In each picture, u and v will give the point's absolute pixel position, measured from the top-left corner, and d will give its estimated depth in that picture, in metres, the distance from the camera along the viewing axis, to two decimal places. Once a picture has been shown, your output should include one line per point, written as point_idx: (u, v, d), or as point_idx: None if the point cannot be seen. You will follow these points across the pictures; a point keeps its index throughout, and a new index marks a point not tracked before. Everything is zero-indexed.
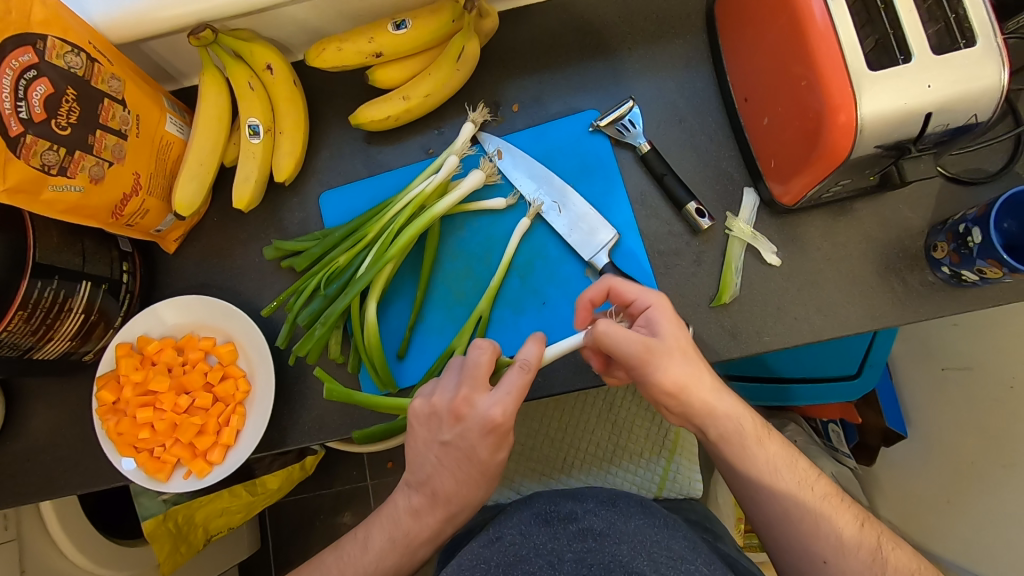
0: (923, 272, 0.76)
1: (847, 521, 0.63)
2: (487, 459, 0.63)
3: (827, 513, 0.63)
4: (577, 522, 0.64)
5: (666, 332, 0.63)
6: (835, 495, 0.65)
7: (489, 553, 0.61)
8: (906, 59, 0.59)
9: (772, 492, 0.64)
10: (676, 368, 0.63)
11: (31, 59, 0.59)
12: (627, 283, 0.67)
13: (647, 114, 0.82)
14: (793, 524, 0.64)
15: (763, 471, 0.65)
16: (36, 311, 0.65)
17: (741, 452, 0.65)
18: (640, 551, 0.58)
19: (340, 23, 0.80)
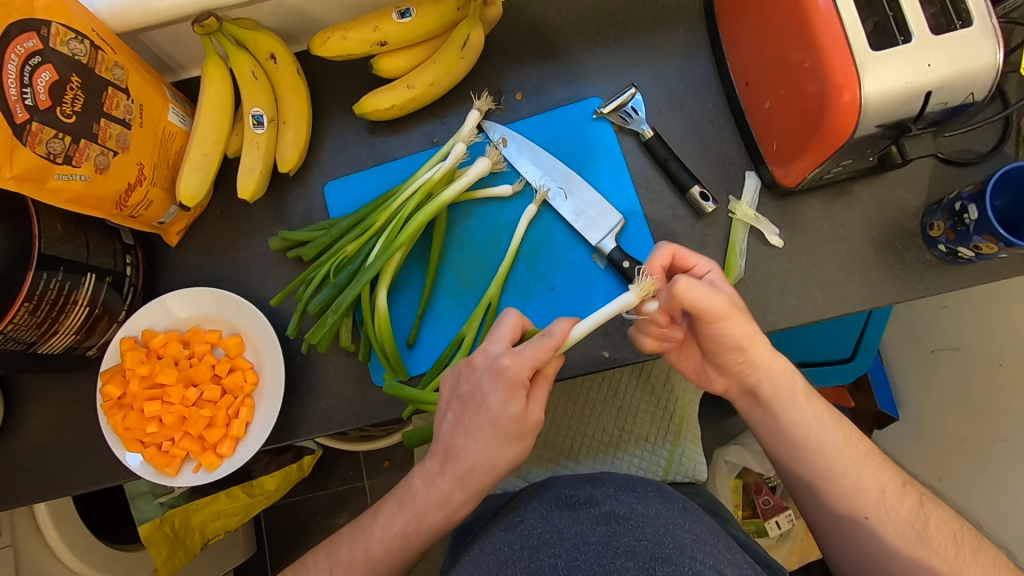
0: (920, 251, 0.78)
1: (889, 480, 0.64)
2: (497, 410, 0.62)
3: (868, 469, 0.64)
4: (598, 507, 0.64)
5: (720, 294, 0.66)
6: (877, 456, 0.65)
7: (511, 537, 0.63)
8: (906, 40, 0.61)
9: (816, 448, 0.65)
10: (745, 321, 0.64)
11: (36, 45, 0.58)
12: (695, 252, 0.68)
13: (649, 100, 0.83)
14: (834, 479, 0.64)
15: (810, 426, 0.66)
16: (42, 303, 0.64)
17: (788, 405, 0.66)
18: (664, 533, 0.59)
19: (341, 13, 0.80)
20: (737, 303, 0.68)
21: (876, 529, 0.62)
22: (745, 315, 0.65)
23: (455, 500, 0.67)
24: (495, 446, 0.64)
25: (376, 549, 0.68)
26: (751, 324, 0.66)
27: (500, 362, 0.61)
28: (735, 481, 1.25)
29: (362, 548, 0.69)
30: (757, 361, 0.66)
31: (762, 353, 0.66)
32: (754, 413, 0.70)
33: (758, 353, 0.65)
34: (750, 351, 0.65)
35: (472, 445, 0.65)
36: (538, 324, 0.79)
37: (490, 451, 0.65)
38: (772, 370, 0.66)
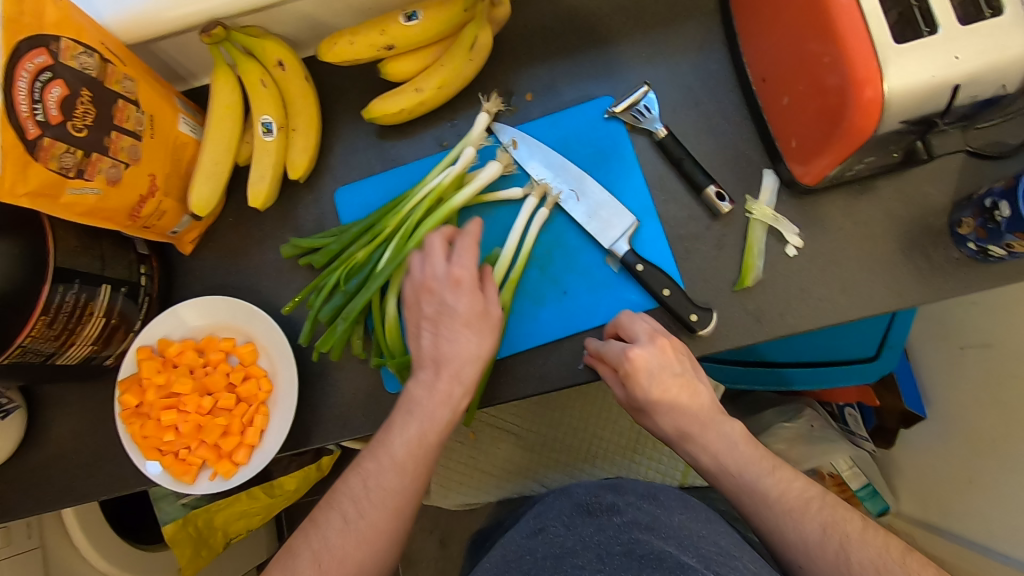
0: (947, 249, 0.75)
1: (811, 528, 0.58)
2: (469, 310, 0.67)
3: (792, 516, 0.59)
4: (620, 515, 0.63)
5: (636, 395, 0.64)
6: (801, 505, 0.60)
7: (533, 545, 0.62)
8: (932, 31, 0.58)
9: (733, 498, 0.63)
10: (661, 418, 0.64)
11: (46, 61, 0.58)
12: (612, 346, 0.66)
13: (663, 98, 0.81)
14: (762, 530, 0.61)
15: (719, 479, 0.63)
16: (58, 316, 0.64)
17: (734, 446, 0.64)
18: (687, 549, 0.58)
19: (349, 17, 0.79)
20: (676, 405, 0.63)
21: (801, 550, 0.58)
22: (636, 412, 0.67)
23: (455, 392, 0.66)
24: (477, 336, 0.67)
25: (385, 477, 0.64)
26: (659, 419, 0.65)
27: (432, 271, 0.69)
28: None
29: (392, 461, 0.64)
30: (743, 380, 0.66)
31: (676, 426, 0.64)
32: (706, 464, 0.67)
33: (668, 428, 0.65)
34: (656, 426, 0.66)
35: (460, 344, 0.67)
36: (550, 330, 0.78)
37: (456, 343, 0.67)
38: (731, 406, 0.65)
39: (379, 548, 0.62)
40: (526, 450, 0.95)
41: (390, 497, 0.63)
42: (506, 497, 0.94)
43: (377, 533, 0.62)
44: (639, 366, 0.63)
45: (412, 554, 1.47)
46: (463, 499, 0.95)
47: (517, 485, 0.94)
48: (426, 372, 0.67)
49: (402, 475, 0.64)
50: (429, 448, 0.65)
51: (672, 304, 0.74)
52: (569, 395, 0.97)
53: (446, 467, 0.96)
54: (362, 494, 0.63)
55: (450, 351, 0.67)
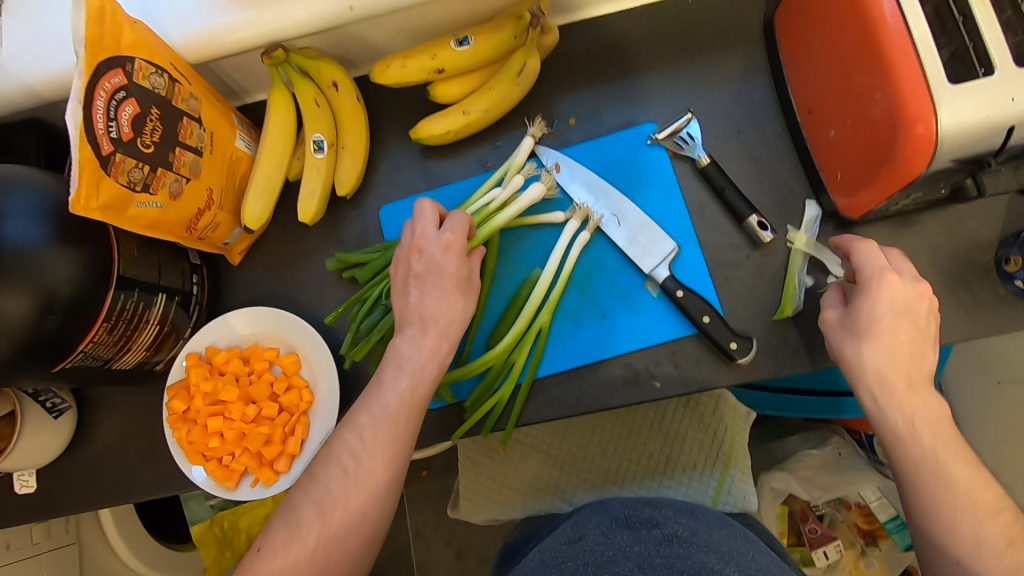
0: (993, 285, 0.74)
1: (995, 532, 0.55)
2: (456, 271, 0.70)
3: (966, 513, 0.57)
4: (660, 528, 0.66)
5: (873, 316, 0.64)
6: (992, 506, 0.57)
7: (571, 553, 0.64)
8: (988, 72, 0.58)
9: (912, 490, 0.60)
10: (876, 351, 0.64)
11: (121, 81, 0.61)
12: (868, 253, 0.67)
13: (705, 126, 0.82)
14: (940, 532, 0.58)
15: (921, 464, 0.60)
16: (118, 322, 0.67)
17: (895, 441, 0.62)
18: (729, 562, 0.60)
19: (401, 40, 0.81)
20: (904, 334, 0.64)
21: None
22: (846, 335, 0.66)
23: (442, 347, 0.68)
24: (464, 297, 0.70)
25: (380, 431, 0.63)
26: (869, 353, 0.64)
27: (422, 232, 0.72)
28: (781, 508, 1.20)
29: (385, 413, 0.64)
30: (863, 368, 0.64)
31: (877, 363, 0.63)
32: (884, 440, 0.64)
33: (867, 363, 0.64)
34: (858, 359, 0.64)
35: (448, 302, 0.69)
36: (587, 352, 0.79)
37: (440, 300, 0.69)
38: (891, 392, 0.62)
39: (378, 499, 0.62)
40: (553, 468, 0.95)
41: (387, 447, 0.63)
42: (533, 514, 0.94)
43: (375, 484, 0.62)
44: (891, 284, 0.64)
45: (428, 564, 1.47)
46: (491, 515, 0.96)
47: (544, 503, 0.94)
48: (412, 329, 0.69)
49: (395, 425, 0.64)
50: (420, 401, 0.66)
51: (711, 331, 0.74)
52: (598, 416, 0.97)
53: (475, 481, 0.97)
54: (359, 447, 0.62)
55: (437, 307, 0.69)
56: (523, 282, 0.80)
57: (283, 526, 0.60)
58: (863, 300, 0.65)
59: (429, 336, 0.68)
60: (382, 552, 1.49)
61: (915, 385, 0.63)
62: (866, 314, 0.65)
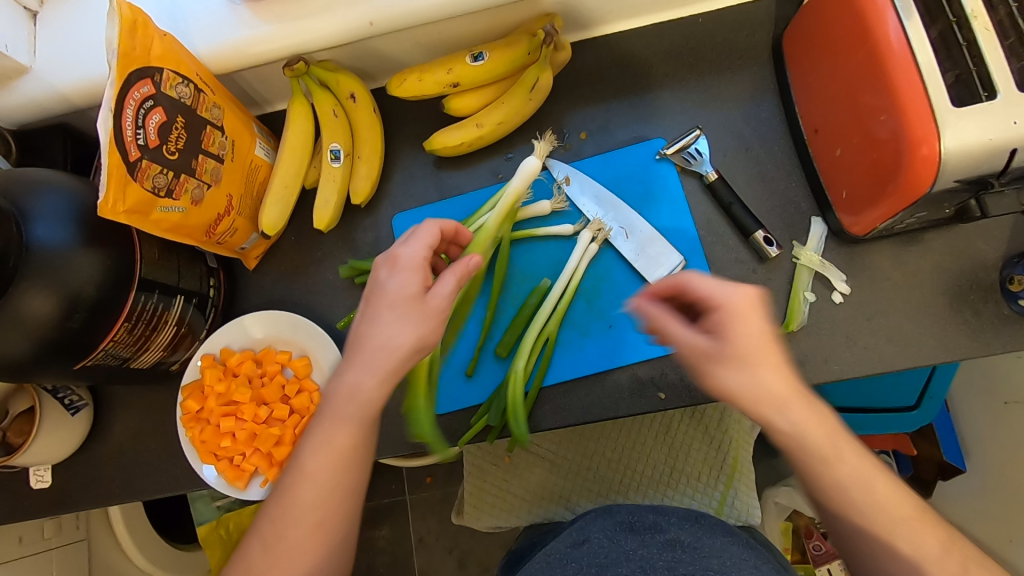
0: (998, 304, 0.75)
1: (932, 546, 0.50)
2: (402, 292, 0.58)
3: (903, 537, 0.51)
4: (663, 533, 0.66)
5: (734, 338, 0.51)
6: (920, 516, 0.51)
7: (576, 556, 0.65)
8: (991, 96, 0.59)
9: (850, 520, 0.52)
10: (735, 379, 0.51)
11: (149, 91, 0.63)
12: (701, 277, 0.54)
13: (713, 142, 0.84)
14: (869, 540, 0.52)
15: (848, 491, 0.51)
16: (138, 323, 0.69)
17: (820, 465, 0.51)
18: (731, 567, 0.61)
19: (417, 54, 0.84)
20: (759, 357, 0.51)
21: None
22: (707, 365, 0.52)
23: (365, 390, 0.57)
24: (408, 326, 0.58)
25: (297, 497, 0.56)
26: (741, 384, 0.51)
27: (397, 248, 0.61)
28: (785, 524, 1.21)
29: (301, 475, 0.56)
30: (766, 401, 0.51)
31: (777, 391, 0.50)
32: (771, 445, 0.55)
33: (773, 393, 0.50)
34: (763, 390, 0.50)
35: (387, 336, 0.57)
36: (593, 362, 0.80)
37: (393, 329, 0.57)
38: (811, 419, 0.51)
39: (312, 574, 0.56)
40: (558, 477, 0.96)
41: (307, 515, 0.55)
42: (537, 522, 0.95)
43: (292, 554, 0.55)
44: (745, 305, 0.52)
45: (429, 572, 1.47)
46: (495, 522, 0.96)
47: (548, 511, 0.95)
48: (352, 365, 0.57)
49: (314, 486, 0.55)
50: (356, 442, 0.57)
51: None
52: (602, 426, 0.98)
53: (481, 488, 0.98)
54: (278, 515, 0.56)
55: (373, 340, 0.57)
56: (532, 292, 0.82)
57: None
58: (734, 325, 0.51)
59: (365, 375, 0.57)
60: (385, 558, 1.49)
61: (812, 402, 0.52)
62: (735, 339, 0.51)
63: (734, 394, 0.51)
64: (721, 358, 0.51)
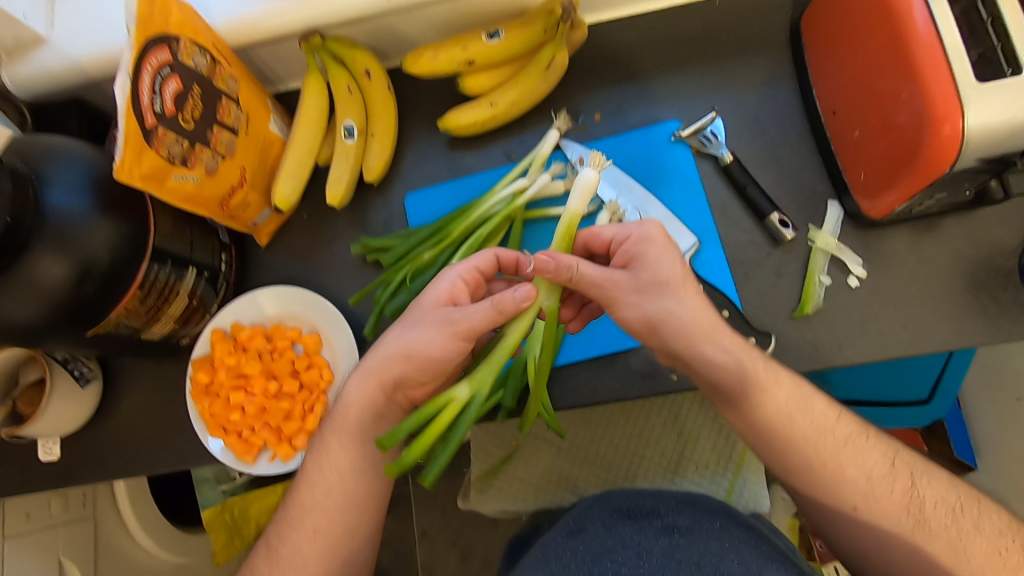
0: (1016, 291, 0.74)
1: (875, 462, 0.65)
2: (428, 304, 0.68)
3: (847, 455, 0.65)
4: (661, 518, 0.65)
5: (645, 263, 0.66)
6: (858, 435, 0.66)
7: (573, 543, 0.64)
8: (1015, 71, 0.59)
9: (799, 449, 0.65)
10: (652, 301, 0.65)
11: (166, 58, 0.63)
12: (607, 226, 0.71)
13: (729, 126, 0.83)
14: (815, 469, 0.65)
15: (788, 416, 0.65)
16: (151, 292, 0.69)
17: (761, 394, 0.65)
18: (729, 550, 0.61)
19: (433, 33, 0.84)
20: (675, 279, 0.66)
21: (867, 520, 0.63)
22: (633, 295, 0.65)
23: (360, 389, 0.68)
24: (414, 332, 0.67)
25: (317, 473, 0.69)
26: (656, 305, 0.65)
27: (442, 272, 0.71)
28: (792, 520, 1.19)
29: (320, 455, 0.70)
30: (687, 325, 0.64)
31: (692, 312, 0.65)
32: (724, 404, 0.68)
33: (686, 314, 0.64)
34: (680, 315, 0.65)
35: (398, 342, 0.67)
36: (606, 343, 0.79)
37: (400, 332, 0.68)
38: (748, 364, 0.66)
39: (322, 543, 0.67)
40: (566, 462, 0.95)
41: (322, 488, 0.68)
42: (544, 508, 0.94)
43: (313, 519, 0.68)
44: (660, 236, 0.67)
45: (432, 563, 1.47)
46: (501, 506, 0.95)
47: (556, 497, 0.94)
48: (357, 369, 0.70)
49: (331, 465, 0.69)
50: (354, 435, 0.69)
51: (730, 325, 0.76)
52: (610, 410, 0.97)
53: (487, 472, 0.97)
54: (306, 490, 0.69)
55: (387, 345, 0.68)
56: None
57: (261, 549, 0.69)
58: (647, 256, 0.66)
59: (359, 374, 0.69)
60: (387, 550, 1.49)
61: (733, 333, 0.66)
62: (650, 272, 0.66)
63: (653, 317, 0.65)
64: (637, 287, 0.65)
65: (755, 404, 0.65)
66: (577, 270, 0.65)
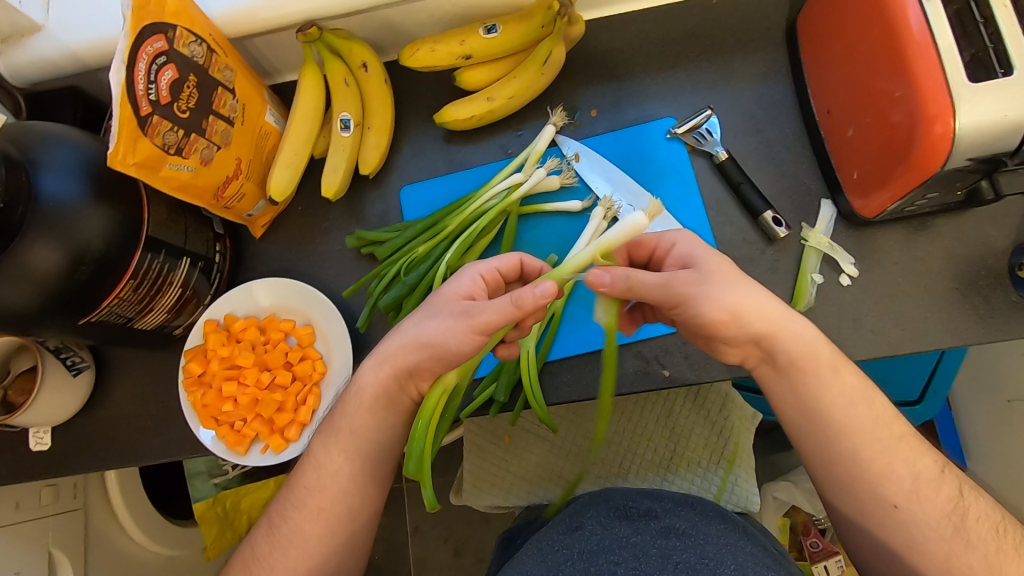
0: (1006, 291, 0.75)
1: (925, 466, 0.61)
2: (452, 294, 0.65)
3: (900, 454, 0.60)
4: (658, 520, 0.66)
5: (700, 260, 0.63)
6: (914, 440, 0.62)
7: (569, 541, 0.64)
8: (1007, 73, 0.59)
9: (849, 436, 0.61)
10: (723, 290, 0.61)
11: (163, 46, 0.63)
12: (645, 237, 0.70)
13: (725, 123, 0.84)
14: (861, 462, 0.60)
15: (837, 403, 0.61)
16: (144, 281, 0.69)
17: (825, 380, 0.61)
18: (726, 554, 0.61)
19: (430, 26, 0.84)
20: (731, 269, 0.63)
21: (905, 520, 0.59)
22: (702, 285, 0.61)
23: (373, 372, 0.66)
24: (435, 321, 0.63)
25: (324, 457, 0.68)
26: (731, 296, 0.60)
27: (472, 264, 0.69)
28: (783, 520, 1.19)
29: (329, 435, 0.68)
30: (762, 312, 0.61)
31: (760, 299, 0.61)
32: (773, 388, 0.65)
33: (759, 301, 0.61)
34: (753, 299, 0.61)
35: (419, 330, 0.64)
36: (598, 338, 0.80)
37: (417, 323, 0.65)
38: (819, 361, 0.62)
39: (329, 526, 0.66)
40: (558, 458, 0.96)
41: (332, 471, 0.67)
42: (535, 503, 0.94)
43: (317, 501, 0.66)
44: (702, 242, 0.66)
45: (425, 559, 1.47)
46: (493, 501, 0.95)
47: (547, 492, 0.94)
48: (374, 353, 0.68)
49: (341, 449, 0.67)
50: (370, 417, 0.67)
51: None
52: (602, 406, 0.98)
53: (479, 467, 0.98)
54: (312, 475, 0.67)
55: (410, 334, 0.65)
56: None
57: (263, 524, 0.69)
58: (697, 254, 0.64)
59: (374, 358, 0.67)
60: (379, 545, 1.49)
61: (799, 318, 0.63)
62: (707, 266, 0.63)
63: (735, 304, 0.60)
64: (704, 279, 0.61)
65: (817, 386, 0.61)
66: (634, 275, 0.62)
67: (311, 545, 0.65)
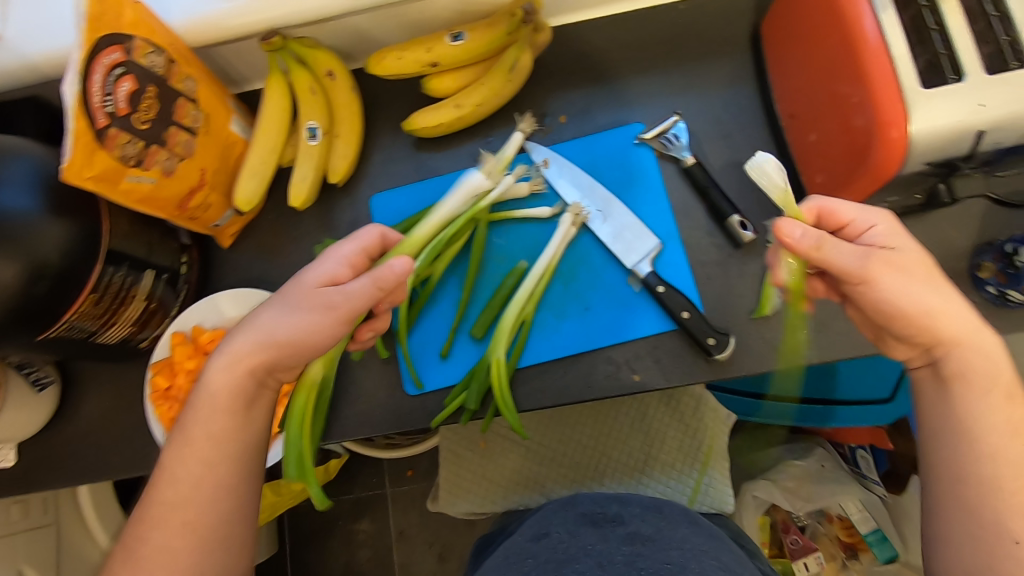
0: (968, 292, 0.76)
1: None
2: (345, 301, 0.62)
3: None
4: (624, 526, 0.67)
5: (905, 249, 0.57)
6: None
7: (536, 549, 0.65)
8: (959, 79, 0.60)
9: (988, 452, 0.53)
10: (901, 284, 0.56)
11: (119, 57, 0.62)
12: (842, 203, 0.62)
13: (693, 129, 0.84)
14: (992, 490, 0.52)
15: (994, 427, 0.53)
16: (106, 294, 0.68)
17: (978, 392, 0.55)
18: (690, 558, 0.61)
19: (397, 34, 0.83)
20: (930, 265, 0.57)
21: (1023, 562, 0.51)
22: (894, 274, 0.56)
23: (239, 360, 0.61)
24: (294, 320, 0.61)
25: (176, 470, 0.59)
26: (929, 296, 0.55)
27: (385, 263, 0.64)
28: (763, 519, 1.20)
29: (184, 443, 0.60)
30: (959, 324, 0.55)
31: (936, 307, 0.55)
32: (927, 392, 0.58)
33: (938, 307, 0.55)
34: (941, 307, 0.55)
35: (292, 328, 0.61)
36: (569, 344, 0.80)
37: (280, 318, 0.62)
38: (992, 384, 0.54)
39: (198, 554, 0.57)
40: (533, 463, 0.96)
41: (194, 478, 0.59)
42: (511, 509, 0.95)
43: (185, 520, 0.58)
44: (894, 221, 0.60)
45: (410, 565, 1.46)
46: (469, 507, 0.96)
47: (521, 497, 0.95)
48: (224, 349, 0.62)
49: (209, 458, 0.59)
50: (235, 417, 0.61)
51: (692, 327, 0.75)
52: (577, 410, 0.98)
53: (455, 473, 0.98)
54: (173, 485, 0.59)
55: (287, 328, 0.61)
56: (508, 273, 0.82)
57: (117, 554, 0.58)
58: (903, 241, 0.58)
59: (224, 358, 0.61)
60: (363, 552, 1.48)
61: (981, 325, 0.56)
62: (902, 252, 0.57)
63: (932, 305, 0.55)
64: (907, 269, 0.56)
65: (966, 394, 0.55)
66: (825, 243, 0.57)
67: (179, 559, 0.56)
